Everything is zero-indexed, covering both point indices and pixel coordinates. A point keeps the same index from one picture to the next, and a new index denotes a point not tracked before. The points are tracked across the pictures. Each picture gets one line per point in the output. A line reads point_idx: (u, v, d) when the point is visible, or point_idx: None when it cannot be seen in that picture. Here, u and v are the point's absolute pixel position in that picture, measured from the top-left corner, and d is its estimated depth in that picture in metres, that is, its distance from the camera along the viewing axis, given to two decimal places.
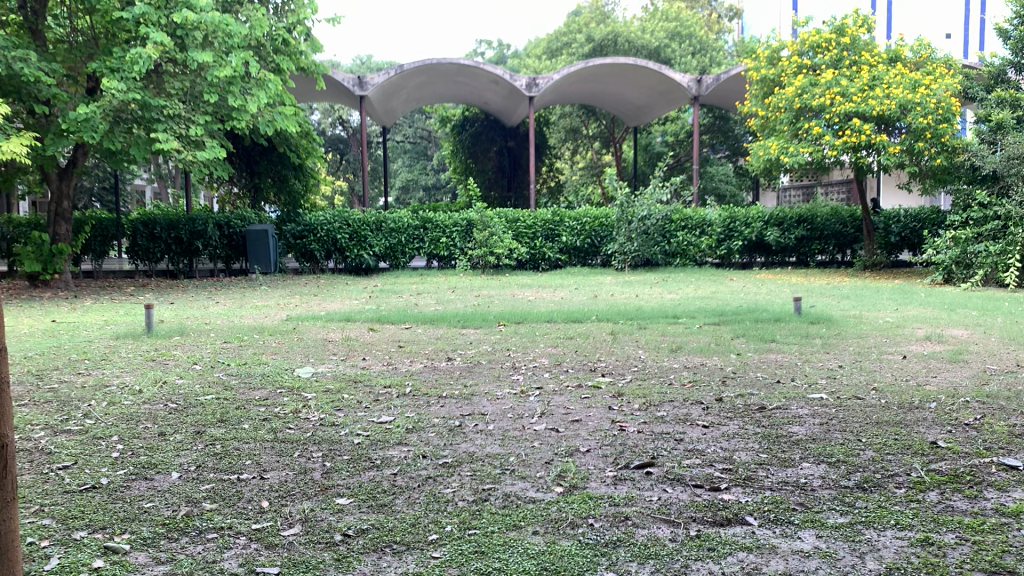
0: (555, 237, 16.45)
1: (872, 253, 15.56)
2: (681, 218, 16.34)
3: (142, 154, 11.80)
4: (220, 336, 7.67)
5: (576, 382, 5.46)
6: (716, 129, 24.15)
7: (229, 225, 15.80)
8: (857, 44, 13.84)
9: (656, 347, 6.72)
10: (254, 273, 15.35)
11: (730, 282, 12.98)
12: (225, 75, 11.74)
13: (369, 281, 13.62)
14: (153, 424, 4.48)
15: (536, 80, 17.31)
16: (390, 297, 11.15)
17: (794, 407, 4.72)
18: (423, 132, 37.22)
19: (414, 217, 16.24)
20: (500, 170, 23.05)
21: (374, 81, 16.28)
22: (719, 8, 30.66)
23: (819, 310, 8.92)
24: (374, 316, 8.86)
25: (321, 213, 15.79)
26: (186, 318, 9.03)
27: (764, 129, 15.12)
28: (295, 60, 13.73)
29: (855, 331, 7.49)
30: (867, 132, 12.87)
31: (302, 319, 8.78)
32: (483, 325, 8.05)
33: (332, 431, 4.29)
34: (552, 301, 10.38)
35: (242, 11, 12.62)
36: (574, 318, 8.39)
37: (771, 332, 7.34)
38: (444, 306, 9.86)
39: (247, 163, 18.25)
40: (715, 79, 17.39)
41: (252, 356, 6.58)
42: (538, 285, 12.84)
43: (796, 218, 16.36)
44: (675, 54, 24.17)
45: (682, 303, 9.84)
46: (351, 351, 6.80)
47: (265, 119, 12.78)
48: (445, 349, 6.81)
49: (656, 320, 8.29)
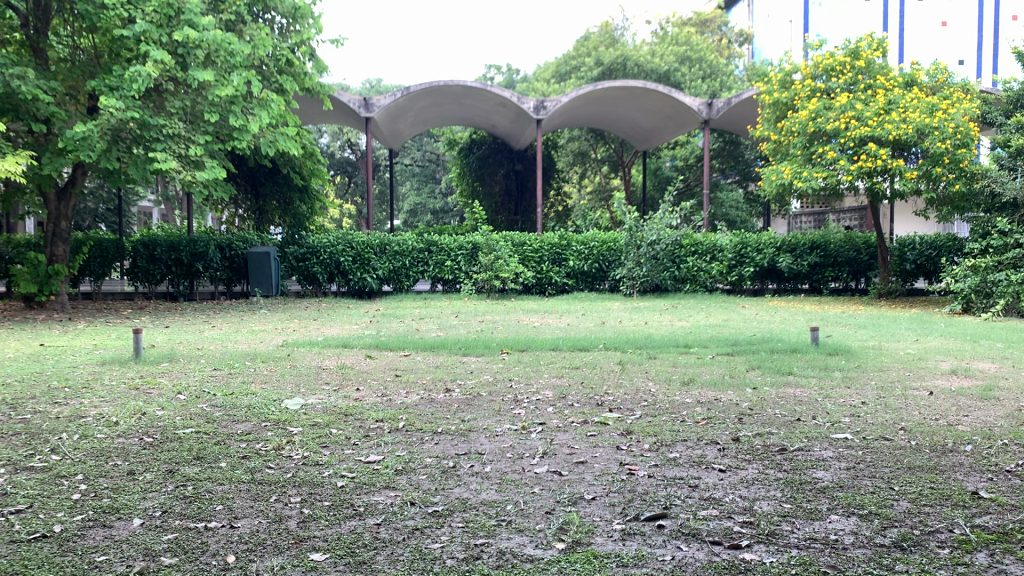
0: (562, 261, 16.12)
1: (886, 281, 15.21)
2: (691, 243, 16.01)
3: (140, 174, 11.55)
4: (211, 362, 7.36)
5: (582, 418, 5.10)
6: (726, 154, 23.88)
7: (231, 247, 15.54)
8: (871, 68, 13.55)
9: (666, 378, 6.38)
10: (255, 296, 15.04)
11: (742, 310, 12.62)
12: (226, 94, 11.52)
13: (372, 305, 13.31)
14: (123, 462, 4.14)
15: (544, 103, 17.01)
16: (392, 321, 10.83)
17: (817, 448, 4.37)
18: (432, 156, 37.08)
19: (419, 240, 15.97)
20: (507, 194, 22.80)
21: (381, 102, 16.03)
22: (728, 33, 30.49)
23: (835, 341, 8.58)
24: (373, 341, 8.54)
25: (324, 235, 15.53)
26: (178, 342, 8.73)
27: (777, 153, 14.81)
28: (298, 81, 13.52)
29: (875, 363, 7.13)
30: (883, 157, 12.54)
31: (298, 345, 8.47)
32: (486, 352, 7.74)
33: (315, 472, 3.95)
34: (558, 327, 10.06)
35: (246, 31, 12.43)
36: (581, 346, 8.06)
37: (787, 364, 6.99)
38: (446, 332, 9.55)
39: (252, 184, 18.04)
40: (726, 103, 17.11)
41: (240, 385, 6.23)
42: (544, 311, 12.51)
43: (809, 244, 16.01)
44: (685, 78, 23.97)
45: (693, 332, 9.50)
46: (345, 380, 6.46)
47: (267, 140, 12.54)
48: (443, 379, 6.47)
49: (666, 349, 7.94)
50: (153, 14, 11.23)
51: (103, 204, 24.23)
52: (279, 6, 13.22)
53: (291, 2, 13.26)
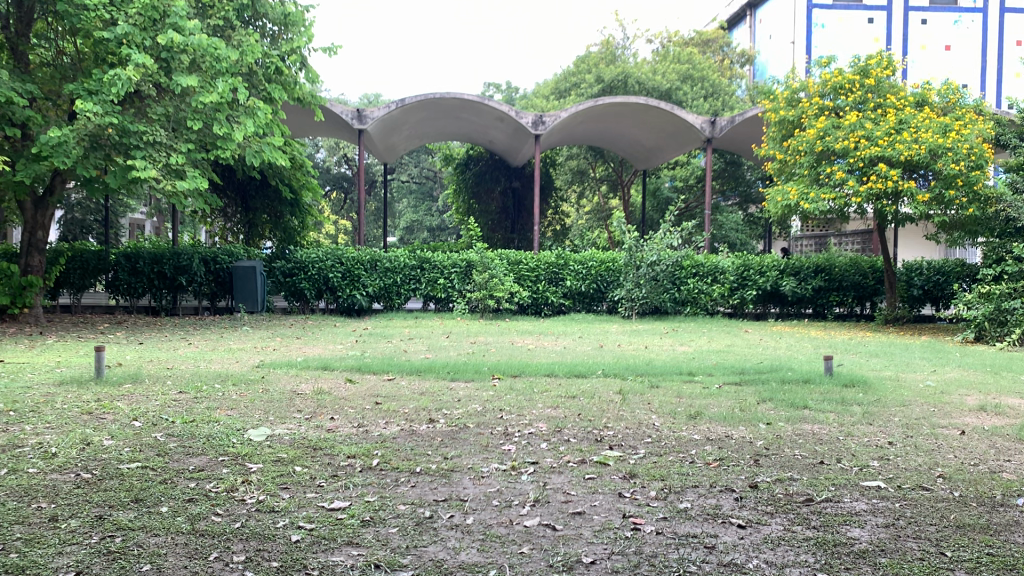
0: (559, 281, 15.58)
1: (893, 306, 14.65)
2: (692, 264, 15.52)
3: (118, 183, 11.03)
4: (177, 385, 6.79)
5: (579, 457, 4.56)
6: (727, 175, 23.43)
7: (216, 260, 14.98)
8: (881, 87, 13.11)
9: (671, 411, 5.83)
10: (240, 312, 14.47)
11: (745, 334, 12.09)
12: (211, 101, 11.02)
13: (359, 324, 12.71)
14: (47, 504, 3.58)
15: (542, 117, 16.47)
16: (378, 342, 10.25)
17: (848, 499, 3.83)
18: (429, 173, 36.66)
19: (411, 256, 15.44)
20: (504, 211, 22.32)
21: (375, 114, 15.52)
22: (730, 53, 30.23)
23: (849, 370, 8.02)
24: (356, 364, 7.98)
25: (313, 250, 14.99)
26: (148, 362, 8.18)
27: (782, 173, 14.32)
28: (288, 89, 13.03)
29: (896, 397, 6.58)
30: (894, 178, 12.03)
31: (275, 366, 7.92)
32: (476, 378, 7.17)
33: (269, 521, 3.41)
34: (554, 351, 9.52)
35: (235, 37, 11.98)
36: (578, 372, 7.51)
37: (802, 397, 6.45)
38: (436, 355, 8.98)
39: (242, 198, 17.56)
40: (730, 121, 16.67)
41: (203, 412, 5.68)
42: (539, 332, 11.97)
43: (813, 268, 15.51)
44: (687, 97, 23.58)
45: (696, 358, 8.98)
46: (320, 407, 5.90)
47: (253, 150, 12.03)
48: (428, 408, 5.89)
49: (669, 377, 7.39)
50: (137, 17, 10.79)
51: (91, 215, 23.69)
52: (269, 13, 12.80)
53: (282, 9, 12.87)
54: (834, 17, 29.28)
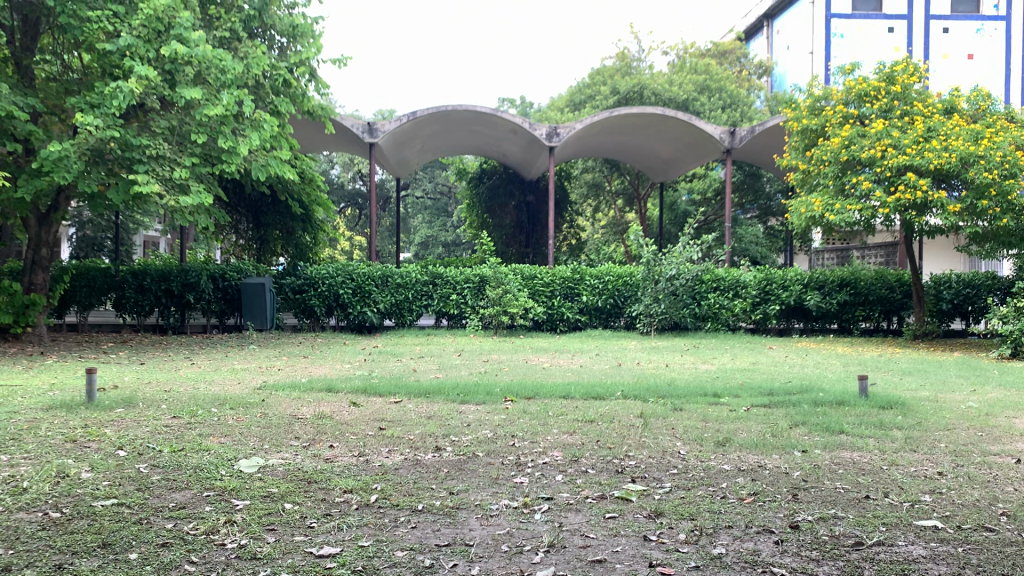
0: (575, 296, 15.15)
1: (922, 321, 14.13)
2: (712, 278, 15.08)
3: (121, 199, 10.74)
4: (171, 409, 6.41)
5: (598, 491, 4.14)
6: (746, 187, 23.01)
7: (224, 277, 14.67)
8: (908, 94, 12.67)
9: (697, 437, 5.41)
10: (248, 329, 14.15)
11: (769, 352, 11.63)
12: (216, 113, 10.72)
13: (369, 342, 12.32)
14: (3, 552, 3.20)
15: (557, 129, 16.10)
16: (388, 361, 9.86)
17: (903, 542, 3.40)
18: (443, 188, 36.41)
19: (423, 272, 15.08)
20: (518, 226, 21.96)
21: (386, 127, 15.20)
22: (747, 65, 29.88)
23: (884, 391, 7.54)
24: (362, 385, 7.58)
25: (324, 266, 14.66)
26: (145, 384, 7.81)
27: (805, 184, 13.88)
28: (297, 102, 12.73)
29: (938, 421, 6.12)
30: (923, 188, 11.56)
31: (277, 388, 7.54)
32: (488, 400, 6.75)
33: (248, 571, 3.02)
34: (571, 370, 9.10)
35: (241, 48, 11.72)
36: (595, 393, 7.09)
37: (836, 420, 6.02)
38: (446, 374, 8.57)
39: (253, 214, 17.31)
40: (750, 131, 16.25)
41: (194, 440, 5.31)
42: (554, 350, 11.54)
43: (838, 282, 15.04)
44: (704, 108, 23.18)
45: (720, 377, 8.53)
46: (320, 434, 5.51)
47: (260, 164, 11.71)
48: (435, 434, 5.48)
49: (693, 398, 6.95)
50: (141, 28, 10.54)
51: (102, 233, 23.51)
52: (277, 24, 12.54)
53: (290, 20, 12.59)
54: (853, 27, 28.99)
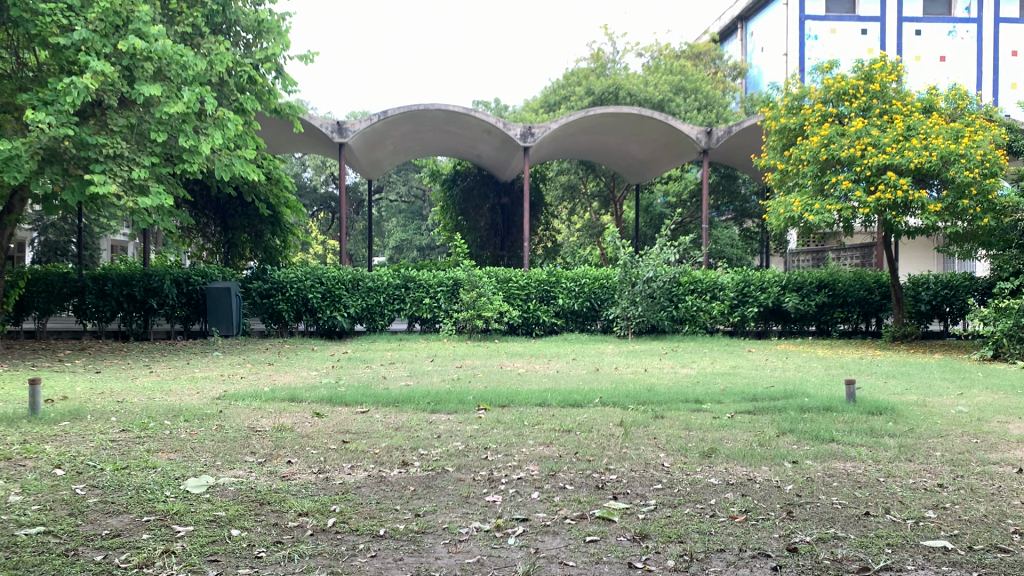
0: (551, 299, 14.82)
1: (901, 323, 13.97)
2: (689, 280, 14.83)
3: (76, 200, 10.27)
4: (121, 422, 6.00)
5: (577, 511, 3.81)
6: (722, 189, 22.84)
7: (188, 281, 14.18)
8: (886, 93, 12.49)
9: (681, 448, 5.09)
10: (213, 336, 13.69)
11: (749, 355, 11.36)
12: (176, 111, 10.28)
13: (338, 347, 11.89)
14: None
15: (531, 129, 15.77)
16: (357, 367, 9.49)
17: (912, 566, 3.09)
18: (418, 192, 36.01)
19: (395, 275, 14.67)
20: (493, 228, 21.62)
21: (356, 127, 14.80)
22: (722, 66, 29.78)
23: (870, 395, 7.29)
24: (326, 394, 7.20)
25: (292, 270, 14.22)
26: (97, 395, 7.39)
27: (783, 185, 13.66)
28: (263, 100, 12.30)
29: (928, 427, 5.86)
30: (903, 188, 11.35)
31: (238, 398, 7.14)
32: (460, 410, 6.39)
33: None
34: (547, 375, 8.78)
35: (203, 44, 11.31)
36: (572, 400, 6.76)
37: (825, 428, 5.75)
38: (417, 382, 8.21)
39: (220, 217, 16.83)
40: (727, 131, 16.01)
41: (141, 456, 4.91)
42: (530, 355, 11.22)
43: (816, 283, 14.85)
44: (679, 109, 23.00)
45: (701, 382, 8.25)
46: (279, 448, 5.14)
47: (222, 163, 11.26)
48: (402, 447, 5.13)
49: (673, 405, 6.65)
50: (97, 22, 10.10)
51: (65, 238, 22.86)
52: (242, 20, 12.14)
53: (255, 16, 12.17)
54: (827, 28, 28.85)
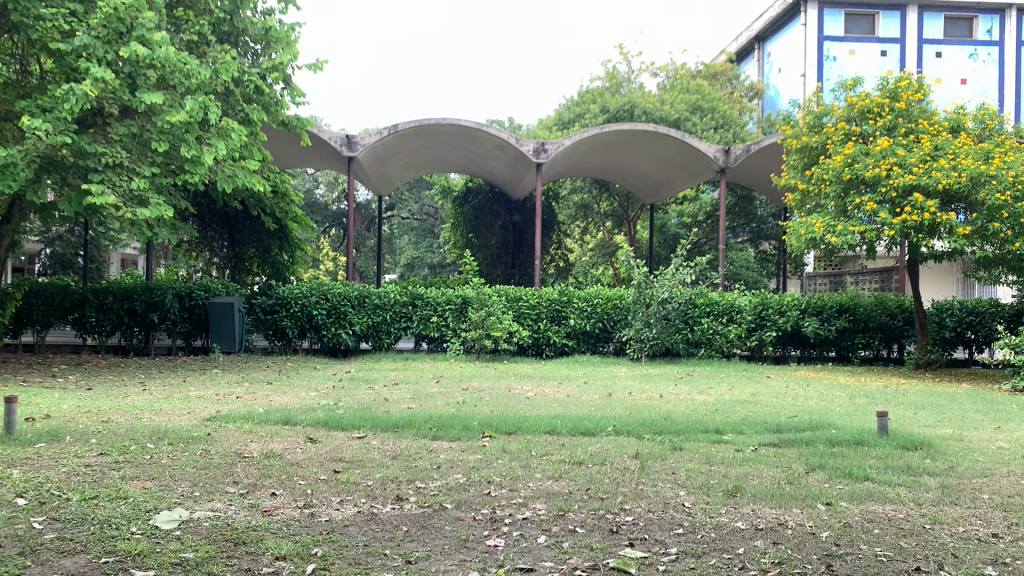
0: (562, 319, 14.39)
1: (925, 350, 13.45)
2: (705, 303, 14.39)
3: (72, 210, 9.97)
4: (100, 444, 5.62)
5: (590, 560, 3.38)
6: (738, 210, 22.41)
7: (191, 296, 13.84)
8: (912, 112, 12.09)
9: (703, 485, 4.67)
10: (215, 352, 13.34)
11: (768, 381, 10.89)
12: (179, 120, 9.97)
13: (341, 367, 11.47)
14: None
15: (545, 145, 15.39)
16: (358, 388, 9.04)
17: None
18: (429, 210, 35.74)
19: (403, 293, 14.29)
20: (504, 246, 21.26)
21: (366, 140, 14.49)
22: (738, 87, 29.45)
23: (901, 428, 6.80)
24: (323, 418, 6.78)
25: (297, 286, 13.87)
26: (82, 414, 7.02)
27: (804, 206, 13.24)
28: (270, 111, 12.00)
29: (971, 466, 5.39)
30: (930, 209, 10.89)
31: (229, 420, 6.75)
32: (463, 437, 5.97)
33: None
34: (557, 400, 8.34)
35: (209, 53, 11.05)
36: (584, 429, 6.33)
37: (857, 464, 5.30)
38: (421, 405, 7.77)
39: (227, 230, 16.54)
40: (745, 149, 15.61)
41: (113, 484, 4.51)
42: (540, 377, 10.75)
43: (837, 308, 14.38)
44: (696, 128, 22.65)
45: (719, 410, 7.79)
46: (266, 478, 4.74)
47: (225, 175, 10.93)
48: (398, 479, 4.72)
49: (692, 436, 6.21)
50: (100, 28, 9.83)
51: (72, 250, 22.64)
52: (249, 29, 11.88)
53: (262, 24, 11.91)
54: (846, 50, 28.60)
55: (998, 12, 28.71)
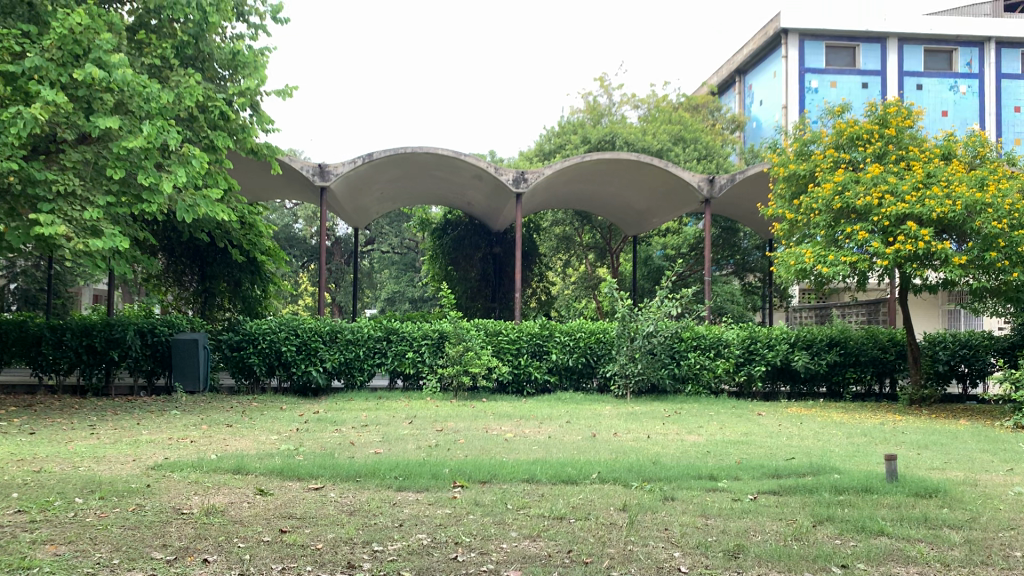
0: (544, 355, 13.81)
1: (919, 384, 12.93)
2: (692, 336, 13.88)
3: (19, 242, 9.37)
4: (21, 499, 4.98)
5: None
6: (722, 242, 22.05)
7: (154, 332, 13.18)
8: (902, 139, 11.76)
9: (701, 544, 4.11)
10: (178, 392, 12.68)
11: (759, 419, 10.35)
12: (136, 147, 9.41)
13: (310, 406, 10.83)
14: None
15: (524, 174, 14.94)
16: (325, 430, 8.43)
17: None
18: (411, 244, 35.22)
19: (377, 327, 13.70)
20: (485, 279, 20.73)
21: (340, 170, 13.98)
22: (720, 119, 29.30)
23: (908, 471, 6.29)
24: (280, 465, 6.17)
25: (266, 321, 13.28)
26: (13, 462, 6.37)
27: (791, 235, 12.84)
28: (236, 138, 11.49)
29: (995, 515, 4.86)
30: (924, 239, 10.49)
31: (175, 468, 6.13)
32: (432, 487, 5.40)
33: None
34: (538, 442, 7.76)
35: (172, 77, 10.55)
36: (565, 476, 5.76)
37: (871, 515, 4.76)
38: (389, 449, 7.16)
39: (197, 265, 15.93)
40: (730, 179, 15.24)
41: (19, 551, 3.89)
42: (520, 416, 10.16)
43: (827, 341, 13.94)
44: (679, 160, 22.38)
45: (713, 452, 7.25)
46: (201, 540, 4.14)
47: (186, 204, 10.36)
48: (353, 540, 4.14)
49: (685, 484, 5.66)
50: (54, 50, 9.31)
51: (37, 286, 21.90)
52: (215, 53, 11.42)
53: (230, 49, 11.46)
54: (827, 82, 28.51)
55: (977, 45, 28.88)
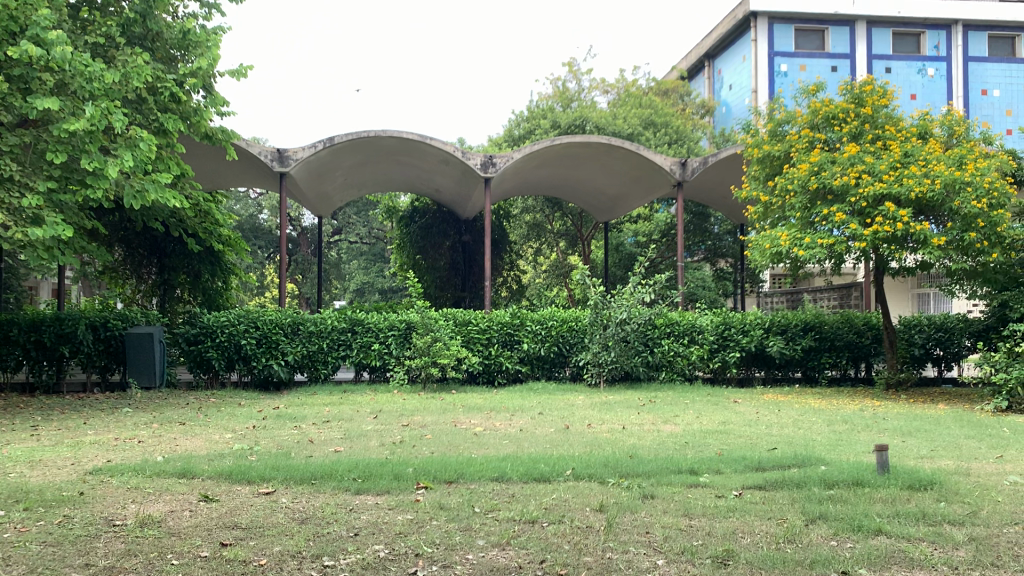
0: (514, 344, 13.43)
1: (895, 368, 12.71)
2: (666, 322, 13.56)
3: None
4: None
5: None
6: (693, 228, 21.80)
7: (106, 326, 12.58)
8: (878, 118, 11.47)
9: (687, 550, 3.74)
10: (133, 388, 12.13)
11: (736, 407, 10.05)
12: (78, 130, 8.83)
13: (269, 401, 10.34)
14: None
15: (492, 159, 14.49)
16: (284, 427, 7.97)
17: None
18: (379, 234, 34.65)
19: (342, 319, 13.21)
20: (454, 268, 20.27)
21: (300, 155, 13.45)
22: (691, 103, 29.03)
23: (896, 461, 6.00)
24: (231, 467, 5.72)
25: (224, 314, 12.74)
26: None
27: (767, 218, 12.53)
28: (189, 121, 10.93)
29: (996, 509, 4.56)
30: (902, 220, 10.21)
31: (115, 473, 5.65)
32: (395, 489, 4.99)
33: None
34: (508, 436, 7.39)
35: (117, 56, 9.95)
36: (537, 474, 5.37)
37: (866, 513, 4.42)
38: (351, 448, 6.73)
39: (153, 255, 15.30)
40: (703, 162, 14.89)
41: None
42: (491, 408, 9.80)
43: (802, 326, 13.69)
44: (650, 144, 22.10)
45: (693, 443, 6.91)
46: (130, 557, 3.69)
47: (134, 190, 9.79)
48: (302, 554, 3.72)
49: (665, 479, 5.30)
50: None
51: None
52: (165, 33, 10.86)
53: (181, 28, 10.89)
54: (797, 65, 28.27)
55: (944, 28, 28.96)
